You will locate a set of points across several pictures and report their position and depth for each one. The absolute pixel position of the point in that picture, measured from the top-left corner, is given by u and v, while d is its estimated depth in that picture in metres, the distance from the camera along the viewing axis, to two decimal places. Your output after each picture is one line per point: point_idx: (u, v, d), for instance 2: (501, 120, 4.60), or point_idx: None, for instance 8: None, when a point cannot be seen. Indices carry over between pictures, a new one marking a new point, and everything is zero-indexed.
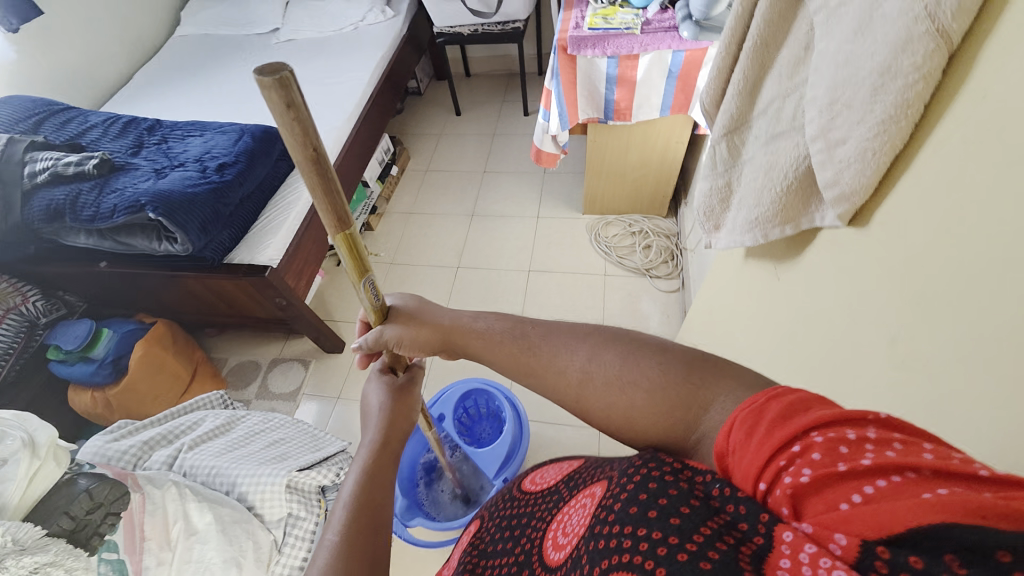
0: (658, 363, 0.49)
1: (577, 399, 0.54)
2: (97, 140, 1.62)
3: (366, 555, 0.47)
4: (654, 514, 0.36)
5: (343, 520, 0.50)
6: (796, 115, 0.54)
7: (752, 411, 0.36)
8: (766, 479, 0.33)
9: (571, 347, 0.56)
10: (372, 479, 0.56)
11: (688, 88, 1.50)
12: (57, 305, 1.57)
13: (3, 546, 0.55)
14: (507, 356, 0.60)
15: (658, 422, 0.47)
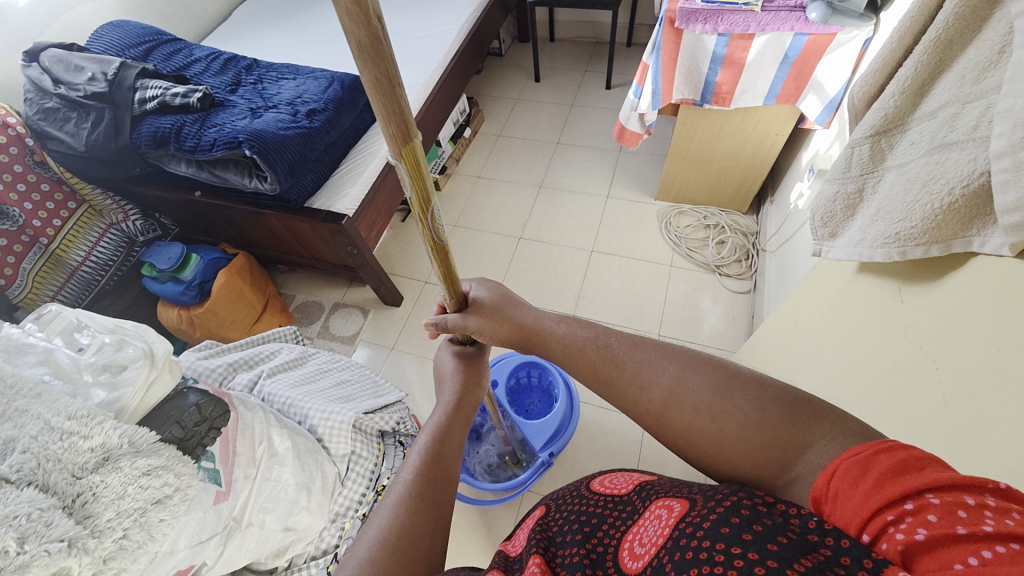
0: (756, 397, 0.46)
1: (657, 421, 0.52)
2: (200, 74, 1.70)
3: (434, 507, 0.51)
4: (749, 537, 0.33)
5: (416, 464, 0.54)
6: (980, 123, 0.47)
7: (857, 460, 0.36)
8: (870, 532, 0.33)
9: (660, 368, 0.54)
10: (446, 437, 0.59)
11: (803, 76, 1.37)
12: (153, 226, 1.71)
13: (121, 447, 0.55)
14: (587, 368, 0.59)
15: (747, 457, 0.44)
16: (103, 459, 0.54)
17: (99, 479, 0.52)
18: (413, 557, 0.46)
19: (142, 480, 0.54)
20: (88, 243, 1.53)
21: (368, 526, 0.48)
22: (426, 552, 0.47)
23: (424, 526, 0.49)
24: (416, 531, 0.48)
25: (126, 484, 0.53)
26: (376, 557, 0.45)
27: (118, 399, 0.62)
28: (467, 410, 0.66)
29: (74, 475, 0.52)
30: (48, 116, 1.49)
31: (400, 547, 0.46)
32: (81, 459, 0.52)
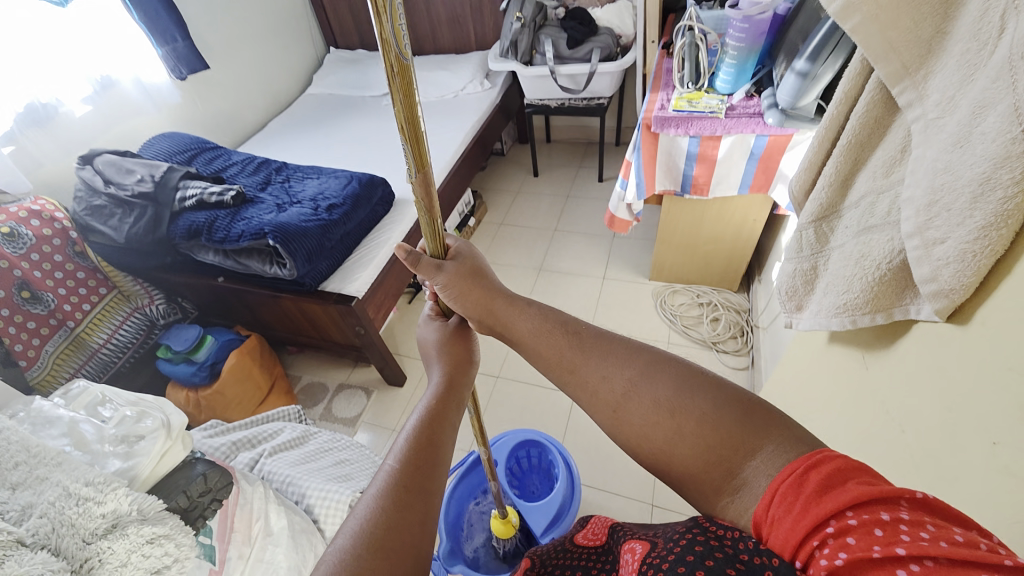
0: (717, 396, 0.48)
1: (616, 409, 0.52)
2: (235, 176, 1.93)
3: (425, 500, 0.46)
4: (702, 574, 0.34)
5: (399, 452, 0.48)
6: (891, 211, 0.57)
7: (790, 481, 0.38)
8: (801, 559, 0.35)
9: (626, 358, 0.54)
10: (435, 419, 0.54)
11: (770, 169, 1.54)
12: (174, 310, 1.82)
13: (130, 514, 0.58)
14: (554, 351, 0.58)
15: (698, 457, 0.46)
16: (111, 526, 0.57)
17: (106, 545, 0.55)
18: (397, 558, 0.41)
19: (144, 548, 0.56)
20: (112, 325, 1.64)
21: (347, 521, 0.43)
22: (414, 551, 0.42)
23: (414, 522, 0.44)
24: (400, 527, 0.43)
25: (130, 551, 0.56)
26: (356, 555, 0.40)
27: (132, 467, 0.67)
28: (455, 389, 0.60)
29: (84, 541, 0.55)
30: (96, 212, 1.67)
31: (383, 543, 0.41)
32: (92, 526, 0.56)
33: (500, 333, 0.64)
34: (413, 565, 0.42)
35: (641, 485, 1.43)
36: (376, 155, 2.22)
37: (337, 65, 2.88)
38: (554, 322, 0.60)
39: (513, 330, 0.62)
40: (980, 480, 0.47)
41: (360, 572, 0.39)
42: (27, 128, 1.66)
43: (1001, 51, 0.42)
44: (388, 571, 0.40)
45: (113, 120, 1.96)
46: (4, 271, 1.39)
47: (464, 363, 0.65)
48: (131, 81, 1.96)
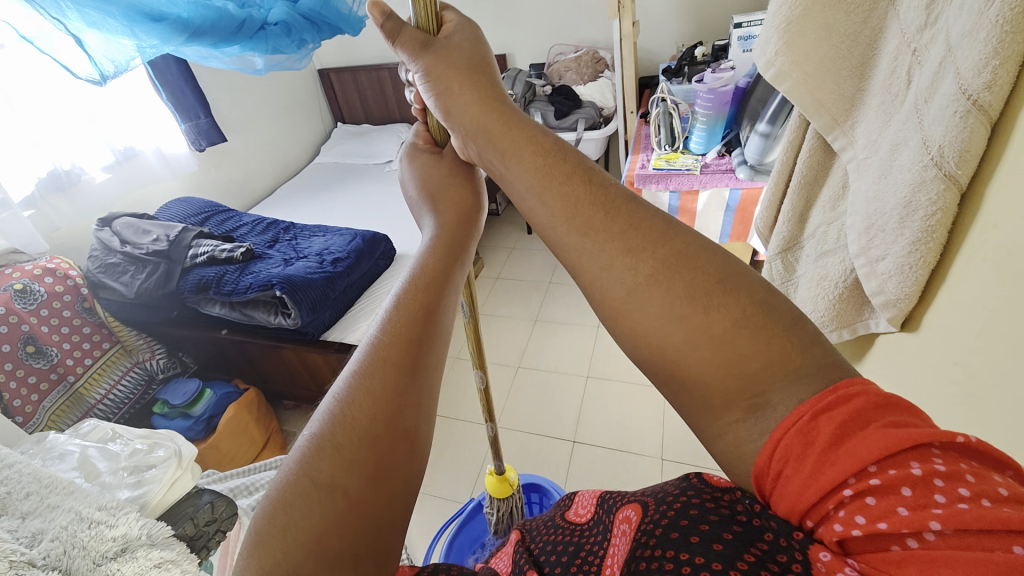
0: (756, 301, 0.41)
1: (626, 299, 0.44)
2: (245, 235, 2.03)
3: (412, 381, 0.45)
4: (695, 540, 0.36)
5: (383, 323, 0.48)
6: (840, 237, 0.65)
7: (796, 433, 0.35)
8: (812, 518, 0.34)
9: (658, 238, 0.45)
10: (429, 282, 0.52)
11: (746, 220, 1.66)
12: (174, 364, 1.82)
13: (139, 538, 0.60)
14: (567, 204, 0.47)
15: (714, 358, 0.40)
16: (121, 549, 0.58)
17: (116, 566, 0.56)
18: (386, 442, 0.42)
19: (152, 572, 0.57)
20: (112, 379, 1.64)
21: (329, 398, 0.44)
22: (406, 434, 0.43)
23: (408, 405, 0.44)
24: (393, 408, 0.43)
25: (137, 575, 0.56)
26: (338, 440, 0.41)
27: (142, 495, 0.69)
28: (452, 245, 0.59)
29: (94, 562, 0.55)
30: (108, 269, 1.74)
31: (367, 430, 0.42)
32: (103, 548, 0.57)
33: (492, 163, 0.54)
34: (405, 450, 0.43)
35: None
36: (378, 215, 2.35)
37: (343, 137, 3.12)
38: (564, 173, 0.48)
39: (508, 156, 0.51)
40: None
41: (340, 462, 0.40)
42: (48, 194, 1.75)
43: (907, 100, 0.52)
44: (375, 459, 0.41)
45: (131, 185, 2.08)
46: (14, 326, 1.43)
47: (466, 209, 0.64)
48: (152, 152, 2.09)
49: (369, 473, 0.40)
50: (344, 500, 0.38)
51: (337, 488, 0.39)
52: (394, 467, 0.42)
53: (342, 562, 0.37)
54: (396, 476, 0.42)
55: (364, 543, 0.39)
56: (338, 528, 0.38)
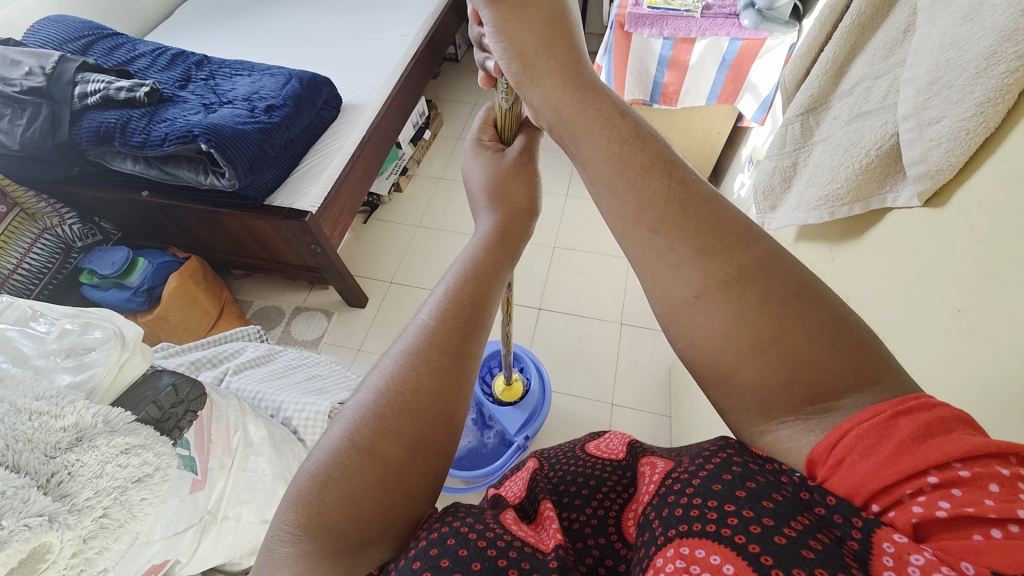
0: (831, 319, 0.41)
1: (692, 301, 0.45)
2: (146, 70, 1.64)
3: (460, 365, 0.47)
4: (742, 494, 0.36)
5: (436, 308, 0.50)
6: (887, 95, 0.57)
7: (871, 425, 0.35)
8: (881, 503, 0.34)
9: (735, 246, 0.44)
10: (475, 276, 0.53)
11: (738, 79, 1.51)
12: (92, 231, 1.60)
13: (95, 426, 0.55)
14: (645, 194, 0.47)
15: (770, 373, 0.41)
16: (77, 438, 0.53)
17: (74, 458, 0.51)
18: (426, 421, 0.43)
19: (120, 458, 0.54)
20: (22, 246, 1.40)
21: (376, 373, 0.46)
22: (445, 417, 0.44)
23: (450, 388, 0.46)
24: (432, 387, 0.45)
25: (103, 463, 0.53)
26: (381, 413, 0.43)
27: (88, 379, 0.61)
28: (501, 243, 0.58)
29: (47, 455, 0.51)
30: None
31: (410, 405, 0.43)
32: (54, 439, 0.52)
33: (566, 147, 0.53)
34: (444, 431, 0.45)
35: (604, 388, 1.64)
36: (315, 53, 1.95)
37: None
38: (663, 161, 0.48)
39: (583, 147, 0.50)
40: (939, 344, 0.52)
41: (381, 430, 0.42)
42: None
43: None
44: (415, 432, 0.43)
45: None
46: None
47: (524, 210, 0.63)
48: None
49: (408, 447, 0.42)
50: (383, 465, 0.41)
51: (376, 451, 0.41)
52: (431, 443, 0.44)
53: (373, 529, 0.40)
54: (432, 454, 0.44)
55: (397, 516, 0.41)
56: (373, 497, 0.40)
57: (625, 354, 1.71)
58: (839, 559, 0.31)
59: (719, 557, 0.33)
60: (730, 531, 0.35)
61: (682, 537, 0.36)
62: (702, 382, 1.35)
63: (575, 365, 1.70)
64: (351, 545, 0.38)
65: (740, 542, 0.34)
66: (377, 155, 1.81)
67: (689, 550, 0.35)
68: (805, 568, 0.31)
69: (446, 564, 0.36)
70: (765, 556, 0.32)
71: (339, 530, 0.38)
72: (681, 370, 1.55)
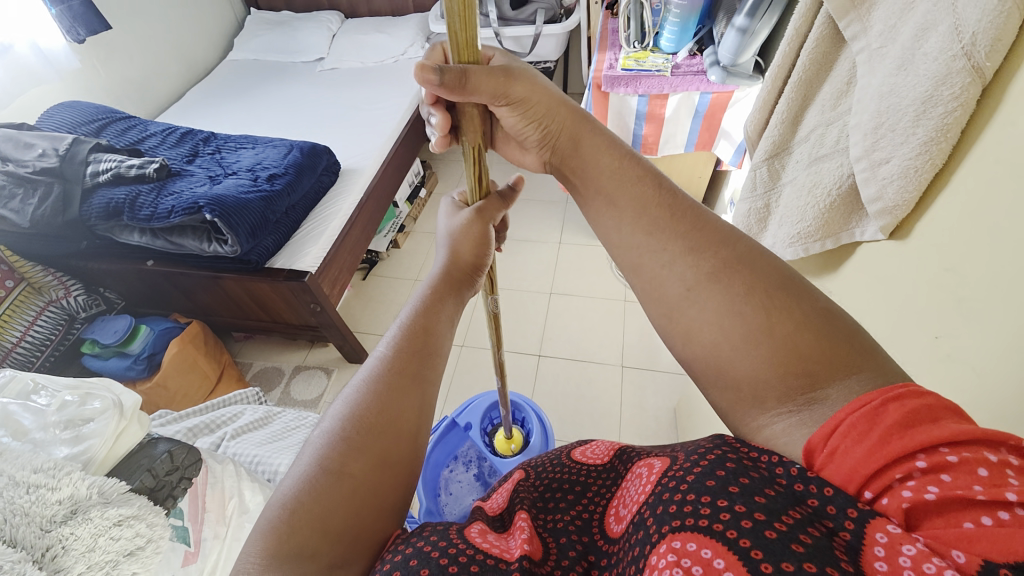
0: (816, 309, 0.44)
1: (685, 296, 0.49)
2: (155, 148, 1.75)
3: (419, 387, 0.50)
4: (734, 490, 0.37)
5: (395, 340, 0.53)
6: (840, 140, 0.62)
7: (863, 413, 0.37)
8: (873, 490, 0.35)
9: (721, 240, 0.49)
10: (431, 308, 0.57)
11: (713, 127, 1.61)
12: (96, 301, 1.63)
13: (91, 498, 0.55)
14: (638, 204, 0.54)
15: (763, 363, 0.44)
16: (72, 511, 0.53)
17: (68, 531, 0.51)
18: (391, 439, 0.46)
19: (113, 531, 0.54)
20: (26, 320, 1.43)
21: (341, 402, 0.48)
22: (409, 435, 0.48)
23: (412, 407, 0.49)
24: (393, 407, 0.48)
25: (97, 536, 0.53)
26: (349, 436, 0.45)
27: (85, 451, 0.61)
28: (458, 283, 0.63)
29: (43, 528, 0.51)
30: None
31: (376, 425, 0.46)
32: (50, 512, 0.52)
33: (569, 173, 0.61)
34: (407, 448, 0.48)
35: (609, 433, 1.61)
36: (315, 124, 2.07)
37: (261, 28, 2.62)
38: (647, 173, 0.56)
39: (591, 163, 0.58)
40: (922, 369, 0.53)
41: (350, 451, 0.44)
42: None
43: None
44: (382, 450, 0.45)
45: (16, 93, 1.74)
46: None
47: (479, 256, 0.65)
48: (26, 45, 1.67)
49: (375, 463, 0.45)
50: (352, 483, 0.43)
51: (346, 472, 0.43)
52: (396, 461, 0.46)
53: (347, 547, 0.42)
54: (396, 470, 0.46)
55: (368, 533, 0.43)
56: (344, 515, 0.42)
57: (629, 398, 1.69)
58: (828, 552, 0.32)
59: (710, 551, 0.35)
60: (722, 526, 0.35)
61: (675, 532, 0.37)
62: (707, 422, 1.33)
63: (578, 411, 1.68)
64: (324, 565, 0.40)
65: (732, 537, 0.34)
66: (375, 214, 1.89)
67: (680, 544, 0.36)
68: (793, 563, 0.32)
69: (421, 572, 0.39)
70: (755, 550, 0.33)
71: (311, 551, 0.40)
72: (685, 411, 1.52)
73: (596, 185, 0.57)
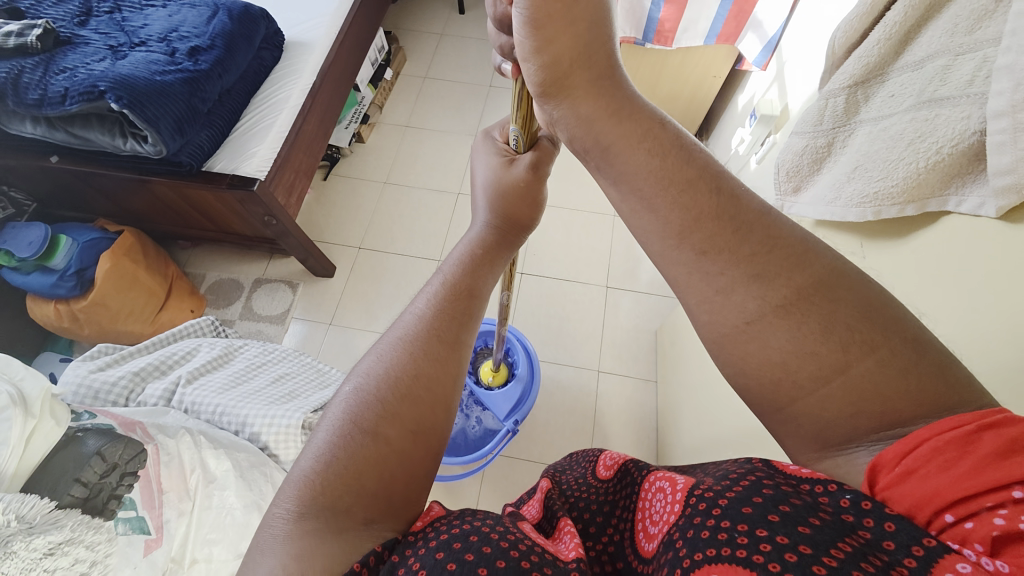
0: (908, 341, 0.33)
1: (742, 329, 0.37)
2: (37, 4, 1.33)
3: (456, 351, 0.44)
4: (776, 519, 0.30)
5: (433, 297, 0.47)
6: (973, 80, 0.46)
7: (952, 437, 0.29)
8: (956, 514, 0.28)
9: (798, 259, 0.36)
10: (475, 266, 0.51)
11: (743, 14, 1.34)
12: (2, 203, 1.35)
13: (11, 525, 0.56)
14: (687, 206, 0.39)
15: (835, 408, 0.34)
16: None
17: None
18: (426, 407, 0.41)
19: (45, 562, 0.57)
20: None
21: (372, 359, 0.43)
22: (444, 402, 0.42)
23: (447, 373, 0.43)
24: (428, 370, 0.42)
25: (26, 568, 0.55)
26: (382, 397, 0.40)
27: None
28: (504, 240, 0.56)
29: None
30: None
31: (408, 388, 0.41)
32: None
33: (597, 158, 0.44)
34: (443, 416, 0.42)
35: (590, 354, 1.61)
36: None
37: None
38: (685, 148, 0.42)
39: (617, 154, 0.42)
40: None
41: (385, 414, 0.39)
42: None
43: None
44: (414, 416, 0.40)
45: None
46: None
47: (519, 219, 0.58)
48: None
49: (409, 428, 0.39)
50: (386, 448, 0.38)
51: (379, 436, 0.38)
52: (432, 427, 0.41)
53: (380, 509, 0.37)
54: (431, 437, 0.41)
55: (400, 501, 0.38)
56: (380, 477, 0.38)
57: (611, 320, 1.66)
58: None
59: None
60: (763, 559, 0.28)
61: (710, 563, 0.30)
62: (692, 353, 1.32)
63: (559, 331, 1.65)
64: (360, 521, 0.36)
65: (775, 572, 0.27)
66: (334, 102, 1.57)
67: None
68: None
69: (470, 558, 0.32)
70: None
71: (345, 508, 0.36)
72: (668, 337, 1.51)
73: (610, 162, 0.43)
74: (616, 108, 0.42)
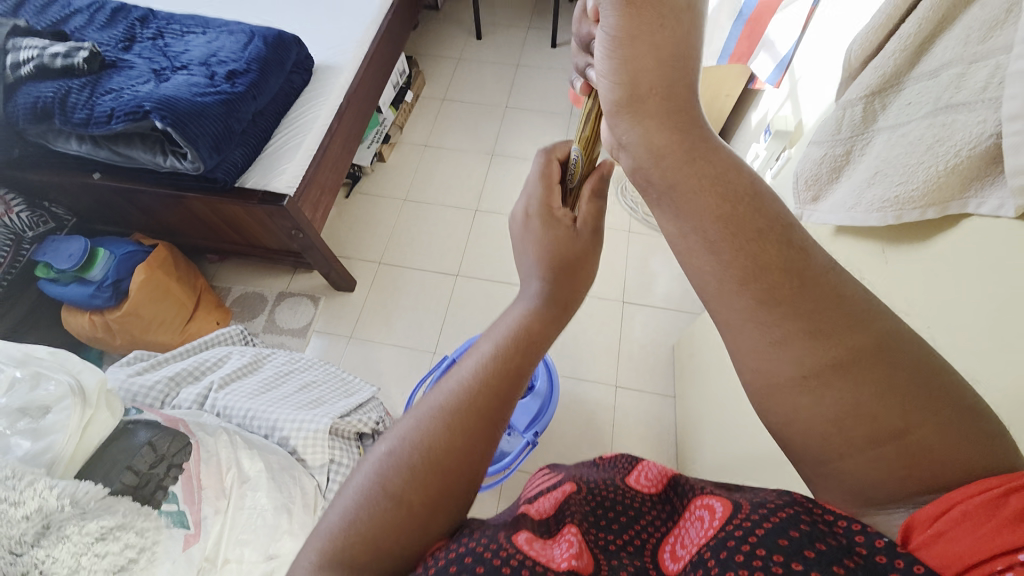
0: (961, 408, 0.33)
1: (794, 384, 0.37)
2: (83, 30, 1.43)
3: (496, 426, 0.42)
4: (812, 556, 0.30)
5: (483, 359, 0.44)
6: (988, 86, 0.48)
7: (982, 499, 0.30)
8: None
9: (851, 320, 0.36)
10: (531, 326, 0.47)
11: (755, 34, 1.35)
12: (43, 219, 1.42)
13: (63, 511, 0.55)
14: (744, 264, 0.37)
15: (886, 469, 0.34)
16: (44, 527, 0.54)
17: (45, 553, 0.53)
18: (454, 479, 0.40)
19: (95, 548, 0.56)
20: None
21: (413, 419, 0.42)
22: (471, 477, 0.41)
23: (480, 447, 0.41)
24: (465, 443, 0.40)
25: (77, 555, 0.54)
26: (411, 465, 0.39)
27: (47, 449, 0.60)
28: (560, 285, 0.50)
29: (15, 552, 0.52)
30: None
31: (439, 459, 0.39)
32: (21, 531, 0.53)
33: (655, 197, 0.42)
34: (468, 489, 0.41)
35: (607, 368, 1.61)
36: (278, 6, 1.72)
37: None
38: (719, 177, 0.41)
39: (682, 198, 0.40)
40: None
41: (414, 484, 0.38)
42: None
43: None
44: (441, 489, 0.39)
45: None
46: None
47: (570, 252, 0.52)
48: None
49: (432, 500, 0.39)
50: (405, 518, 0.38)
51: (401, 504, 0.38)
52: (456, 499, 0.40)
53: (387, 574, 0.37)
54: (464, 498, 0.40)
55: (409, 569, 0.38)
56: (394, 542, 0.37)
57: (628, 334, 1.66)
58: None
59: None
60: None
61: None
62: (710, 367, 1.31)
63: (576, 345, 1.65)
64: None
65: None
66: (358, 123, 1.64)
67: None
68: None
69: None
70: None
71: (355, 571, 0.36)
72: (685, 351, 1.51)
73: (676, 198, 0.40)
74: (691, 148, 0.40)
